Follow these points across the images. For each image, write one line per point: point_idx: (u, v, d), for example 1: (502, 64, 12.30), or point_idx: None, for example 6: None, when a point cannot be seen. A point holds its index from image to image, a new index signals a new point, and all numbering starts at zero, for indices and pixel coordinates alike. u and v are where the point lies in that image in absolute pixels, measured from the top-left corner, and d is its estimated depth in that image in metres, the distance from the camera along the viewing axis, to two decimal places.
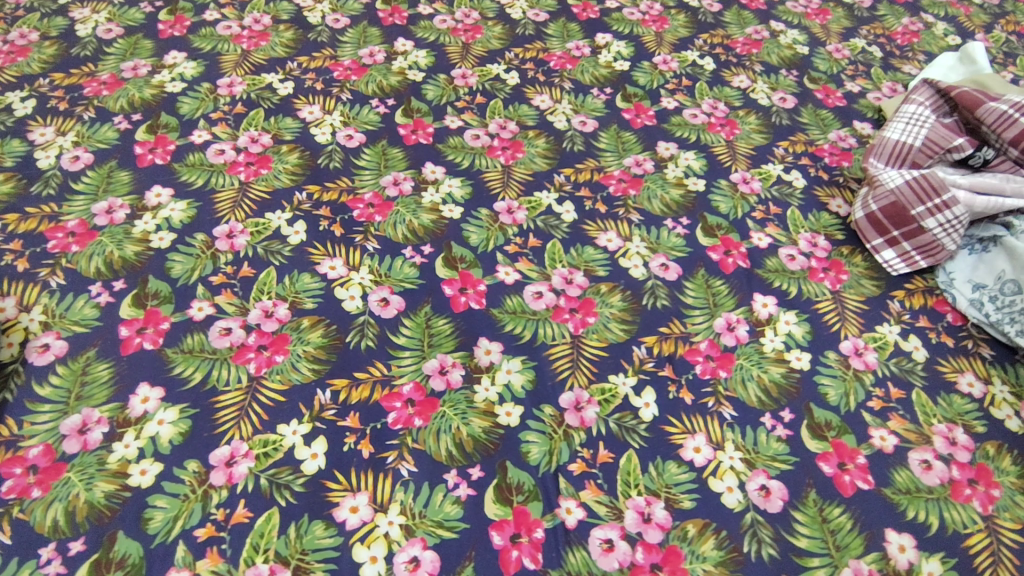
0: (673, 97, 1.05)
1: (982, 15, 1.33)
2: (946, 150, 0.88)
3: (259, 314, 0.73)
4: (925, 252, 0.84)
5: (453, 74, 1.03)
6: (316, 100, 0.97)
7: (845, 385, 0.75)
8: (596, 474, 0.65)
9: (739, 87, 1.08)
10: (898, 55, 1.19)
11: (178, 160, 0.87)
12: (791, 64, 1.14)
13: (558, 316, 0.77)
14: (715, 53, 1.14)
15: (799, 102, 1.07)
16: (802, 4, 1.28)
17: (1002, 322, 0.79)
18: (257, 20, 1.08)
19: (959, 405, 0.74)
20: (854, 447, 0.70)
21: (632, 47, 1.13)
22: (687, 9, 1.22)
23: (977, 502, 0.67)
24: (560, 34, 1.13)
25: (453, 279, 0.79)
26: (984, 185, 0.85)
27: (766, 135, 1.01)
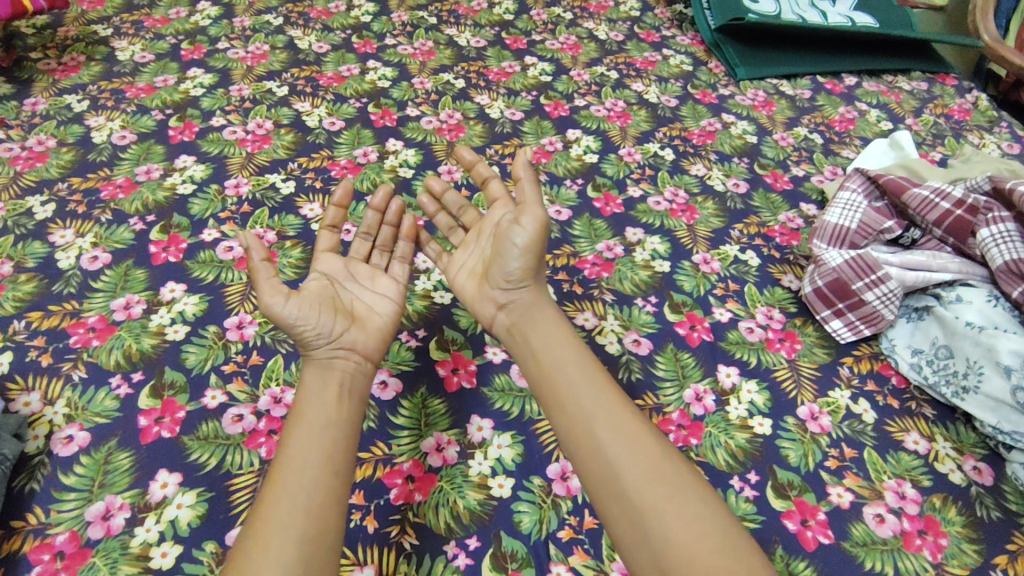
0: (638, 185, 1.17)
1: (911, 101, 1.50)
2: (879, 232, 0.99)
3: (268, 400, 0.80)
4: (868, 321, 0.94)
5: (440, 170, 1.14)
6: (315, 198, 1.07)
7: (804, 447, 0.83)
8: (583, 540, 0.71)
9: (697, 175, 1.21)
10: (837, 140, 1.34)
11: (190, 257, 0.95)
12: (742, 152, 1.27)
13: None
14: (674, 144, 1.27)
15: (750, 188, 1.20)
16: (750, 98, 1.43)
17: (938, 383, 0.88)
18: (260, 125, 1.19)
19: (906, 461, 0.83)
20: (814, 504, 0.77)
21: (600, 141, 1.26)
22: (647, 105, 1.36)
23: (927, 551, 0.74)
24: (535, 131, 1.26)
25: (446, 360, 0.87)
26: (914, 262, 0.95)
27: (723, 219, 1.12)
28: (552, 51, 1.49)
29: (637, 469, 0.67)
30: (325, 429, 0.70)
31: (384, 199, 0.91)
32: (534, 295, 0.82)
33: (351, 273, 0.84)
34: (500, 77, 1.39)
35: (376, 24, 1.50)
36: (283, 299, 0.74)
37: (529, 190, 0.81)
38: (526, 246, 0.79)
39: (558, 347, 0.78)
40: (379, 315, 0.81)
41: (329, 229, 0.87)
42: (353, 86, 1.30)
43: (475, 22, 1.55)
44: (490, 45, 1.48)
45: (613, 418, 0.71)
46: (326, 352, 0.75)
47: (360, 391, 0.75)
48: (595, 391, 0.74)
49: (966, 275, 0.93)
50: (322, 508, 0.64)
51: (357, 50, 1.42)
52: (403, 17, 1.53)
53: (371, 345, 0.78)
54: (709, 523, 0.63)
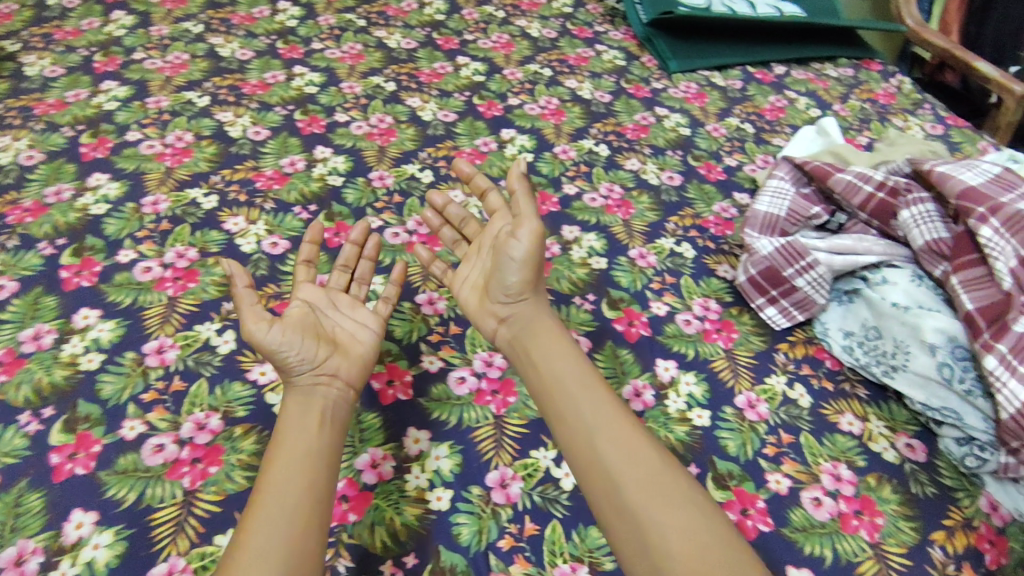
0: (573, 183, 1.17)
1: (838, 87, 1.53)
2: (806, 218, 1.01)
3: (192, 427, 0.76)
4: (801, 307, 0.95)
5: (371, 176, 1.12)
6: (240, 211, 1.03)
7: (742, 436, 0.83)
8: (524, 548, 0.70)
9: (632, 170, 1.21)
10: (768, 129, 1.36)
11: (106, 280, 0.91)
12: (675, 145, 1.28)
13: (481, 399, 0.83)
14: (608, 140, 1.27)
15: (684, 180, 1.20)
16: (682, 90, 1.44)
17: (870, 364, 0.89)
18: (180, 137, 1.14)
19: (842, 443, 0.84)
20: (753, 492, 0.78)
21: (534, 140, 1.25)
22: (581, 101, 1.36)
23: (864, 531, 0.76)
24: (468, 132, 1.24)
25: (380, 373, 0.84)
26: (841, 247, 0.96)
27: (658, 212, 1.13)
28: (485, 50, 1.48)
29: (637, 480, 0.67)
30: (307, 458, 0.69)
31: (362, 234, 0.93)
32: (533, 306, 0.83)
33: (332, 301, 0.83)
34: (432, 79, 1.37)
35: (303, 29, 1.46)
36: (266, 325, 0.74)
37: (525, 203, 0.82)
38: (524, 258, 0.81)
39: (557, 357, 0.78)
40: (361, 342, 0.81)
41: (305, 262, 0.87)
42: (279, 93, 1.26)
43: (405, 23, 1.53)
44: (421, 46, 1.46)
45: (614, 428, 0.71)
46: (309, 378, 0.75)
47: (342, 417, 0.74)
48: (597, 401, 0.74)
49: (891, 256, 0.94)
50: (303, 539, 0.63)
51: (282, 55, 1.37)
52: (330, 21, 1.50)
53: (353, 372, 0.78)
54: (707, 533, 0.64)
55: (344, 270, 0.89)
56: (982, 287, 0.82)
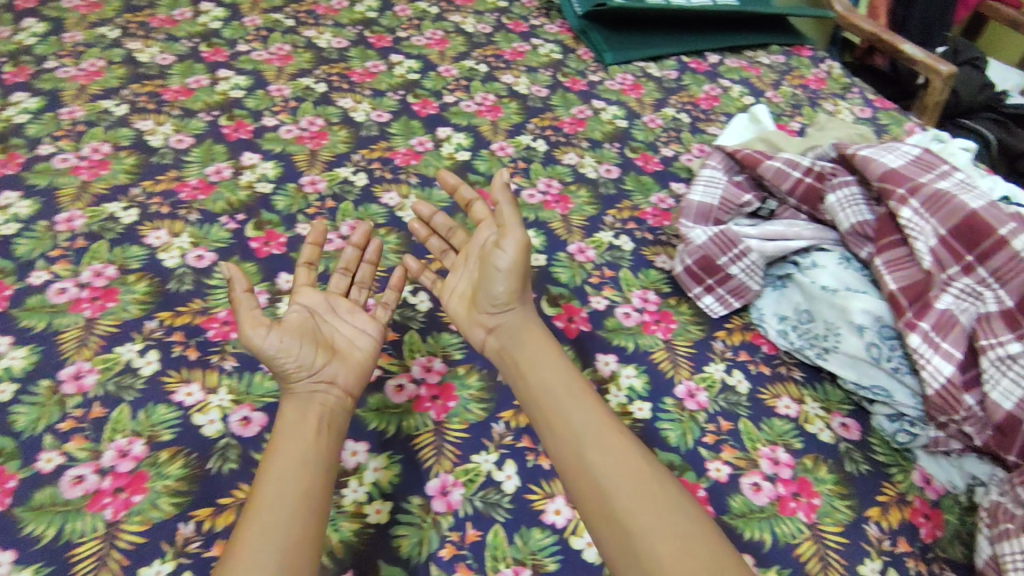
0: (511, 180, 1.16)
1: (771, 74, 1.55)
2: (739, 206, 1.02)
3: (113, 455, 0.73)
4: (736, 294, 0.96)
5: (302, 182, 1.09)
6: (162, 224, 0.98)
7: (682, 426, 0.84)
8: (466, 555, 0.69)
9: (569, 164, 1.21)
10: (703, 118, 1.38)
11: (17, 305, 0.86)
12: (612, 137, 1.28)
13: (420, 406, 0.82)
14: (546, 135, 1.27)
15: (622, 172, 1.21)
16: (619, 82, 1.45)
17: (804, 347, 0.90)
18: (96, 149, 1.09)
19: (779, 427, 0.85)
20: (694, 482, 0.79)
21: (471, 137, 1.23)
22: (518, 97, 1.35)
23: (801, 513, 0.77)
24: (403, 132, 1.22)
25: None
26: (772, 233, 0.97)
27: (596, 206, 1.13)
28: (419, 47, 1.45)
29: (625, 488, 0.67)
30: (304, 467, 0.68)
31: (364, 236, 0.92)
32: (521, 316, 0.84)
33: (332, 306, 0.83)
34: (364, 78, 1.34)
35: (227, 30, 1.41)
36: (264, 331, 0.75)
37: (508, 211, 0.84)
38: (510, 268, 0.83)
39: (546, 368, 0.79)
40: (359, 348, 0.81)
41: (305, 265, 0.87)
42: (203, 99, 1.22)
43: (336, 22, 1.49)
44: (353, 45, 1.43)
45: (602, 437, 0.72)
46: (307, 386, 0.75)
47: (339, 424, 0.74)
48: (585, 411, 0.74)
49: (819, 240, 0.96)
50: (295, 552, 0.62)
51: (206, 59, 1.32)
52: (256, 22, 1.45)
53: (351, 379, 0.78)
54: (694, 539, 0.64)
55: (344, 272, 0.89)
56: (906, 267, 0.84)
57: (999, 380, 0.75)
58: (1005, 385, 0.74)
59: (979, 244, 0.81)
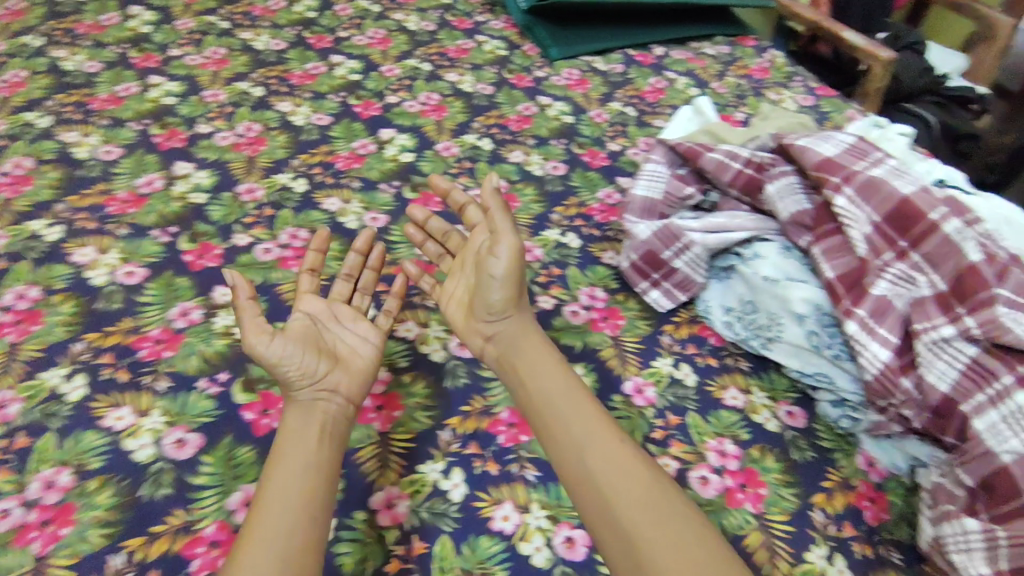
0: (457, 180, 1.14)
1: (715, 65, 1.56)
2: (682, 200, 1.02)
3: (40, 486, 0.70)
4: (682, 287, 0.97)
5: (239, 190, 1.05)
6: (90, 240, 0.94)
7: (631, 423, 0.84)
8: (412, 568, 0.68)
9: (516, 162, 1.19)
10: (649, 111, 1.38)
11: None
12: (559, 133, 1.28)
13: (364, 417, 0.81)
14: (491, 133, 1.25)
15: (568, 169, 1.20)
16: (565, 77, 1.44)
17: (749, 338, 0.91)
18: (18, 164, 1.04)
19: (726, 418, 0.86)
20: None
21: (415, 138, 1.21)
22: (462, 95, 1.33)
23: (748, 503, 0.78)
24: (345, 134, 1.19)
25: (253, 403, 0.80)
26: (715, 225, 0.96)
27: (543, 204, 1.12)
28: (360, 47, 1.43)
29: (627, 496, 0.67)
30: (306, 476, 0.68)
31: (366, 242, 0.92)
32: (519, 323, 0.84)
33: (334, 315, 0.84)
34: (304, 80, 1.30)
35: (159, 35, 1.37)
36: (268, 339, 0.77)
37: (500, 219, 0.84)
38: (504, 275, 0.83)
39: (546, 376, 0.78)
40: (361, 356, 0.81)
41: (309, 271, 0.88)
42: (132, 107, 1.17)
43: (273, 23, 1.46)
44: (291, 47, 1.39)
45: (602, 444, 0.72)
46: (309, 395, 0.75)
47: (342, 431, 0.75)
48: (586, 418, 0.74)
49: (761, 230, 0.95)
50: (297, 556, 0.62)
51: (136, 65, 1.28)
52: (189, 25, 1.41)
53: (352, 387, 0.78)
54: (695, 544, 0.64)
55: (347, 278, 0.90)
56: (841, 255, 0.85)
57: (934, 364, 0.76)
58: (940, 367, 0.75)
59: (911, 229, 0.82)
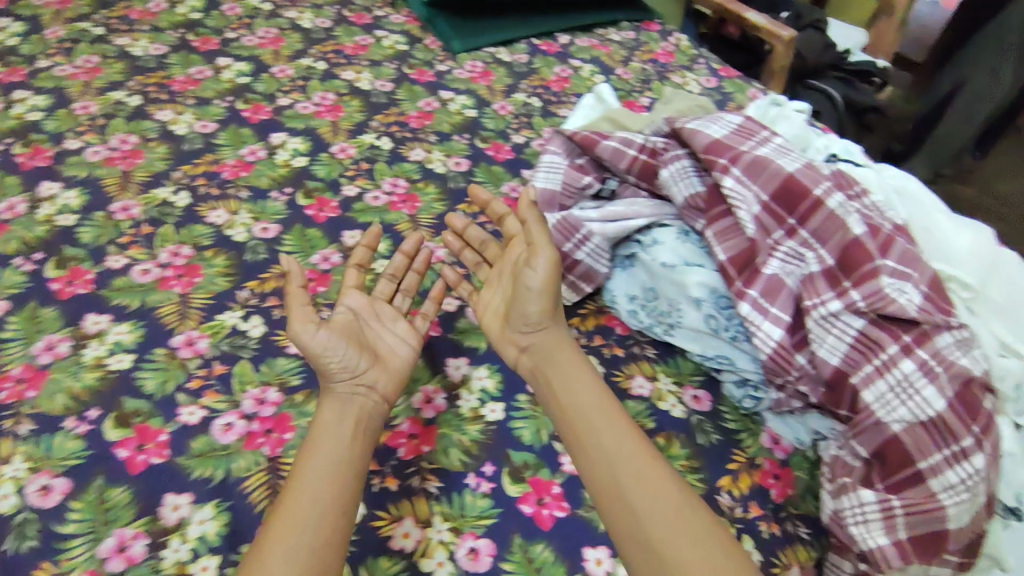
0: (353, 183, 1.09)
1: (621, 51, 1.55)
2: (580, 189, 1.00)
3: None
4: (585, 279, 0.95)
5: (112, 208, 1.01)
6: None
7: (537, 422, 0.82)
8: None
9: (416, 160, 1.15)
10: (554, 101, 1.35)
11: None
12: (461, 128, 1.24)
13: (252, 443, 0.77)
14: (391, 131, 1.21)
15: (472, 164, 1.17)
16: (468, 70, 1.40)
17: (652, 325, 0.91)
18: None
19: (633, 408, 0.85)
20: (549, 479, 0.77)
21: (309, 141, 1.16)
22: (360, 93, 1.28)
23: None
24: (230, 142, 1.14)
25: (128, 439, 0.76)
26: (613, 214, 0.95)
27: (445, 202, 1.09)
28: (249, 48, 1.37)
29: (656, 509, 0.66)
30: (338, 467, 0.69)
31: (415, 245, 0.93)
32: (554, 334, 0.83)
33: (376, 313, 0.84)
34: (186, 86, 1.25)
35: (26, 46, 1.29)
36: (314, 328, 0.78)
37: (539, 233, 0.85)
38: (541, 287, 0.82)
39: (580, 391, 0.77)
40: (399, 356, 0.82)
41: (355, 266, 0.87)
42: None
43: (153, 26, 1.39)
44: (173, 51, 1.33)
45: (633, 458, 0.70)
46: (347, 391, 0.76)
47: (375, 429, 0.75)
48: (618, 431, 0.73)
49: (659, 216, 0.95)
50: (321, 551, 0.63)
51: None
52: (60, 33, 1.33)
53: (389, 387, 0.79)
54: (718, 559, 0.63)
55: (390, 280, 0.90)
56: (732, 236, 0.85)
57: (824, 338, 0.76)
58: (830, 342, 0.76)
59: (798, 207, 0.82)
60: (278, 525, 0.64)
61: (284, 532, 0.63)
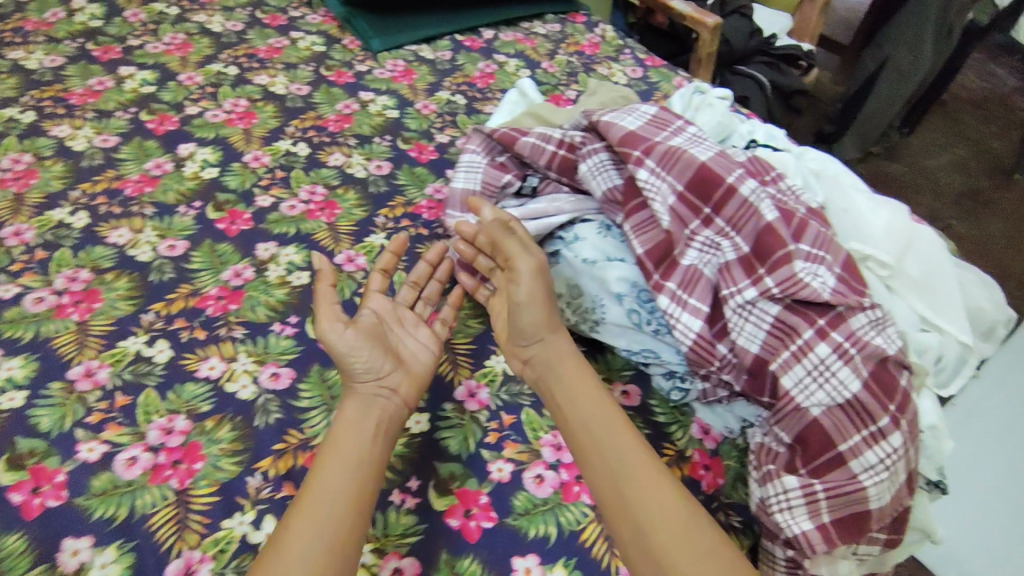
0: (268, 193, 1.05)
1: (546, 44, 1.53)
2: (501, 188, 0.98)
3: None
4: None
5: (4, 234, 0.94)
6: None
7: (463, 430, 0.80)
8: None
9: (335, 165, 1.11)
10: (479, 98, 1.32)
11: None
12: (382, 130, 1.20)
13: (159, 476, 0.72)
14: (307, 136, 1.16)
15: (394, 166, 1.13)
16: (389, 70, 1.36)
17: (578, 324, 0.89)
18: None
19: None
20: (476, 489, 0.75)
21: (219, 151, 1.11)
22: (274, 98, 1.23)
23: (585, 495, 0.75)
24: (135, 155, 1.08)
25: (22, 482, 0.71)
26: (533, 212, 0.93)
27: (365, 208, 1.04)
28: (155, 55, 1.30)
29: (660, 521, 0.65)
30: (358, 465, 0.69)
31: (437, 255, 0.95)
32: (555, 344, 0.80)
33: (398, 317, 0.85)
34: (86, 98, 1.18)
35: None
36: (341, 327, 0.77)
37: (513, 245, 0.82)
38: (528, 298, 0.80)
39: (585, 402, 0.75)
40: (418, 359, 0.81)
41: (381, 271, 0.89)
42: None
43: (50, 38, 1.32)
44: (71, 62, 1.26)
45: (638, 470, 0.68)
46: (369, 393, 0.75)
47: (394, 430, 0.74)
48: (625, 442, 0.71)
49: (580, 211, 0.93)
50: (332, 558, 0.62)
51: None
52: None
53: (412, 390, 0.78)
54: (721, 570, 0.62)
55: (412, 287, 0.91)
56: (648, 229, 0.84)
57: (743, 326, 0.76)
58: (749, 330, 0.75)
59: (712, 196, 0.81)
60: (297, 521, 0.64)
61: (303, 529, 0.63)
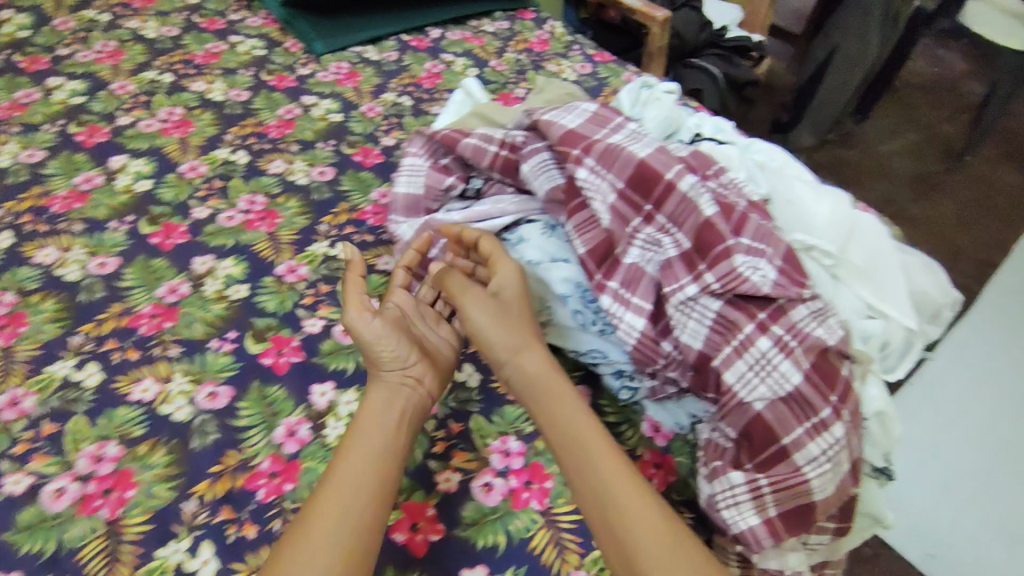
0: (205, 204, 1.01)
1: (495, 42, 1.51)
2: (444, 191, 0.96)
3: None
4: None
5: None
6: None
7: None
8: None
9: (276, 173, 1.08)
10: (427, 98, 1.29)
11: None
12: (325, 135, 1.17)
13: (89, 506, 0.70)
14: (247, 144, 1.13)
15: (338, 172, 1.10)
16: (332, 72, 1.33)
17: None
18: None
19: (511, 414, 0.82)
20: (423, 501, 0.73)
21: (153, 162, 1.07)
22: (212, 105, 1.19)
23: (534, 501, 0.74)
24: (63, 170, 1.05)
25: None
26: (477, 214, 0.92)
27: (308, 216, 1.01)
28: (85, 65, 1.26)
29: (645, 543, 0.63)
30: (377, 462, 0.69)
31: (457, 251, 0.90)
32: (522, 363, 0.76)
33: (421, 312, 0.84)
34: (11, 112, 1.14)
35: None
36: (370, 317, 0.79)
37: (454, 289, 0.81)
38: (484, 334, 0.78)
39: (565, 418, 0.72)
40: (442, 353, 0.82)
41: (405, 266, 0.88)
42: None
43: None
44: None
45: (621, 492, 0.66)
46: (393, 386, 0.75)
47: (417, 421, 0.75)
48: (604, 462, 0.68)
49: (525, 212, 0.92)
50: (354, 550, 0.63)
51: None
52: None
53: (435, 382, 0.79)
54: None
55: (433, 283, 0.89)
56: (590, 229, 0.83)
57: (686, 323, 0.75)
58: (692, 326, 0.75)
59: (652, 192, 0.81)
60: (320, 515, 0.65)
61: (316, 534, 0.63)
